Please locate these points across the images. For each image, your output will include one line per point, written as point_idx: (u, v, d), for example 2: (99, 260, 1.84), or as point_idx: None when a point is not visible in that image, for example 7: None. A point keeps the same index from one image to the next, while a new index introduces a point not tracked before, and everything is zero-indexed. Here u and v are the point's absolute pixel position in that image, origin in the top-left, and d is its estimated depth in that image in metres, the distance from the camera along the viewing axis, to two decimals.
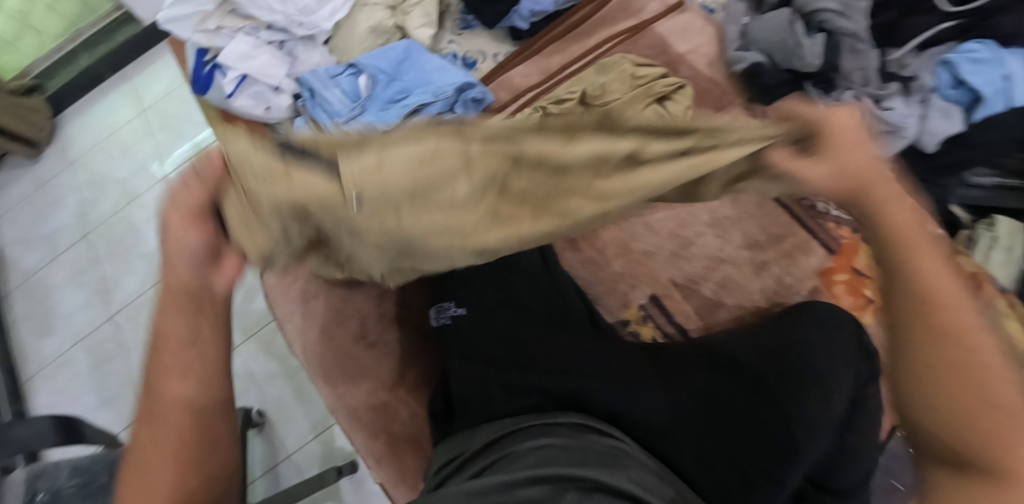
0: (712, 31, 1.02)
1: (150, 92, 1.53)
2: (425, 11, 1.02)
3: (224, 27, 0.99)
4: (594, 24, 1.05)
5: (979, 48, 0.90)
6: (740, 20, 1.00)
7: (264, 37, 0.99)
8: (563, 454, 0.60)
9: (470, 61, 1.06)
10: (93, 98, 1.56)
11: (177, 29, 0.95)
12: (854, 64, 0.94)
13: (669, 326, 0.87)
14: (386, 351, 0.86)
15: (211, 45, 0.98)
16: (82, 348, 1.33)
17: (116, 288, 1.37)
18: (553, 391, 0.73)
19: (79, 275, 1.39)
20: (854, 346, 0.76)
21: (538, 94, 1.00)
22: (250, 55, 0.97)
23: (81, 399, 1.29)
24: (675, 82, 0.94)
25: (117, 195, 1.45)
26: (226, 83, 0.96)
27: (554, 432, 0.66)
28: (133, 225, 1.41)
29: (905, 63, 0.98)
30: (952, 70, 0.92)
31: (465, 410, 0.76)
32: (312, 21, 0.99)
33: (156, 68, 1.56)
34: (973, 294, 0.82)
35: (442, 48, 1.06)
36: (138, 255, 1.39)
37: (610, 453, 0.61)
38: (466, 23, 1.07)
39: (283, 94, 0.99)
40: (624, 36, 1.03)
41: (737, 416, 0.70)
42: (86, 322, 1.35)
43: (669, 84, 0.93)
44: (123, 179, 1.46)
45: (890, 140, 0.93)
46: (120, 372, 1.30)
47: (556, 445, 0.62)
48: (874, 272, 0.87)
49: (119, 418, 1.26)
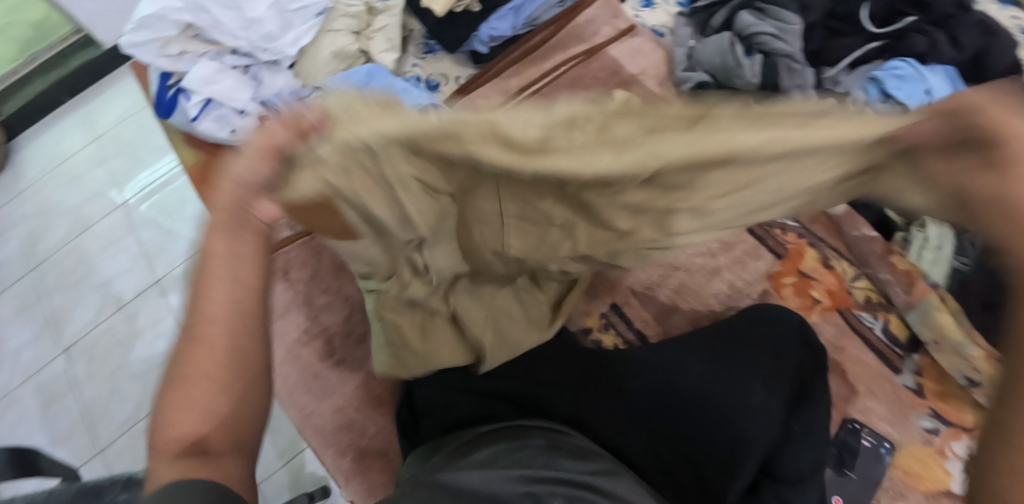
0: (661, 53, 1.09)
1: (107, 117, 1.52)
2: (387, 36, 1.06)
3: (188, 53, 1.00)
4: (550, 48, 1.09)
5: (903, 66, 0.99)
6: (687, 43, 1.07)
7: (229, 62, 1.01)
8: (537, 458, 0.63)
9: (432, 83, 1.09)
10: (45, 124, 1.53)
11: (140, 54, 0.97)
12: (792, 82, 0.99)
13: (630, 332, 0.91)
14: (353, 368, 0.88)
15: (174, 69, 0.99)
16: (32, 385, 1.29)
17: (69, 321, 1.34)
18: (513, 395, 0.76)
19: (28, 310, 1.36)
20: (793, 330, 0.80)
21: None
22: (213, 79, 0.99)
23: (32, 438, 1.25)
24: None
25: (69, 225, 1.42)
26: (190, 106, 0.97)
27: (525, 433, 0.69)
28: (88, 255, 1.39)
29: (839, 81, 1.04)
30: (879, 86, 1.00)
31: (434, 426, 0.77)
32: (276, 47, 1.02)
33: (113, 93, 1.54)
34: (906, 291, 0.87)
35: (405, 71, 1.09)
36: (91, 286, 1.36)
37: (585, 454, 0.65)
38: (429, 47, 1.11)
39: (247, 117, 1.00)
40: (579, 59, 1.08)
41: (694, 411, 0.73)
42: (36, 359, 1.31)
43: None
44: (76, 207, 1.44)
45: None
46: (72, 408, 1.27)
47: (531, 446, 0.66)
48: (819, 274, 0.93)
49: (74, 456, 1.23)
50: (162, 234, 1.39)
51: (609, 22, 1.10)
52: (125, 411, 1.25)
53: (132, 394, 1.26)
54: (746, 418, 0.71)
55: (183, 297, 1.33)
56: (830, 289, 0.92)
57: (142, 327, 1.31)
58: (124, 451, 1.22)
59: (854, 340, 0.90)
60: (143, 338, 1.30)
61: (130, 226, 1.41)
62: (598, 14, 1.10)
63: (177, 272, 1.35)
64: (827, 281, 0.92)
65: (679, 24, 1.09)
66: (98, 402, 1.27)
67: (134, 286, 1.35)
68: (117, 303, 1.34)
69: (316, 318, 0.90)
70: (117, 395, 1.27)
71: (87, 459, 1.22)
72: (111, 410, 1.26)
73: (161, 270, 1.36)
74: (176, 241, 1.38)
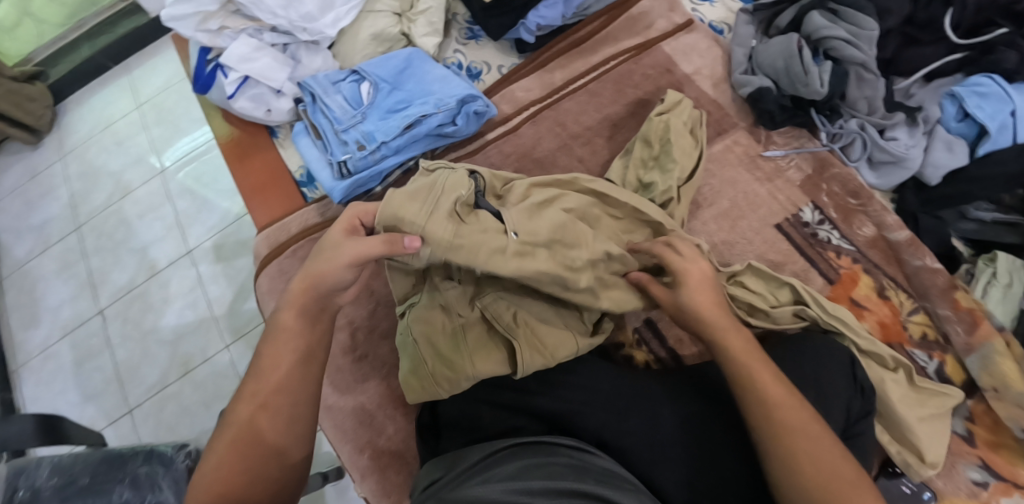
0: (718, 52, 1.01)
1: (151, 84, 1.53)
2: (429, 20, 1.01)
3: (226, 28, 0.98)
4: (599, 41, 1.04)
5: (986, 82, 0.91)
6: (747, 44, 0.99)
7: (268, 40, 0.99)
8: (562, 474, 0.59)
9: (474, 71, 1.04)
10: (93, 89, 1.55)
11: (179, 27, 0.94)
12: (860, 93, 0.92)
13: (662, 350, 0.87)
14: (375, 363, 0.85)
15: (213, 45, 0.98)
16: (69, 341, 1.32)
17: (106, 281, 1.36)
18: (542, 411, 0.72)
19: (68, 268, 1.38)
20: (834, 357, 0.74)
21: (540, 110, 0.99)
22: (251, 56, 0.96)
23: (67, 394, 1.28)
24: (673, 99, 0.92)
25: (112, 187, 1.44)
26: (226, 84, 0.95)
27: (550, 450, 0.64)
28: (127, 218, 1.40)
29: (911, 93, 0.97)
30: (958, 103, 0.92)
31: (457, 433, 0.74)
32: (316, 28, 0.97)
33: (157, 61, 1.55)
34: (968, 331, 0.82)
35: (447, 56, 1.04)
36: (129, 249, 1.38)
37: (609, 475, 0.61)
38: (472, 33, 1.06)
39: (284, 98, 0.98)
40: (631, 53, 1.01)
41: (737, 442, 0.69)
42: (74, 315, 1.34)
43: (670, 100, 0.92)
44: (118, 171, 1.45)
45: (893, 171, 0.92)
46: (105, 368, 1.29)
47: (557, 464, 0.61)
48: (872, 304, 0.86)
49: (104, 414, 1.26)
50: (198, 203, 1.40)
51: (665, 15, 1.04)
52: (155, 375, 1.27)
53: (161, 360, 1.28)
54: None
55: (215, 268, 1.34)
56: (883, 321, 0.85)
57: (175, 294, 1.33)
58: (151, 415, 1.24)
59: None
60: (174, 306, 1.32)
61: (168, 192, 1.41)
62: (654, 6, 1.05)
63: (209, 244, 1.36)
64: (880, 313, 0.86)
65: (741, 21, 1.01)
66: (130, 364, 1.29)
67: (169, 254, 1.36)
68: (151, 269, 1.35)
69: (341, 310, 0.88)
70: (148, 358, 1.29)
71: (116, 418, 1.25)
72: (140, 374, 1.28)
73: (194, 240, 1.36)
74: (211, 210, 1.38)
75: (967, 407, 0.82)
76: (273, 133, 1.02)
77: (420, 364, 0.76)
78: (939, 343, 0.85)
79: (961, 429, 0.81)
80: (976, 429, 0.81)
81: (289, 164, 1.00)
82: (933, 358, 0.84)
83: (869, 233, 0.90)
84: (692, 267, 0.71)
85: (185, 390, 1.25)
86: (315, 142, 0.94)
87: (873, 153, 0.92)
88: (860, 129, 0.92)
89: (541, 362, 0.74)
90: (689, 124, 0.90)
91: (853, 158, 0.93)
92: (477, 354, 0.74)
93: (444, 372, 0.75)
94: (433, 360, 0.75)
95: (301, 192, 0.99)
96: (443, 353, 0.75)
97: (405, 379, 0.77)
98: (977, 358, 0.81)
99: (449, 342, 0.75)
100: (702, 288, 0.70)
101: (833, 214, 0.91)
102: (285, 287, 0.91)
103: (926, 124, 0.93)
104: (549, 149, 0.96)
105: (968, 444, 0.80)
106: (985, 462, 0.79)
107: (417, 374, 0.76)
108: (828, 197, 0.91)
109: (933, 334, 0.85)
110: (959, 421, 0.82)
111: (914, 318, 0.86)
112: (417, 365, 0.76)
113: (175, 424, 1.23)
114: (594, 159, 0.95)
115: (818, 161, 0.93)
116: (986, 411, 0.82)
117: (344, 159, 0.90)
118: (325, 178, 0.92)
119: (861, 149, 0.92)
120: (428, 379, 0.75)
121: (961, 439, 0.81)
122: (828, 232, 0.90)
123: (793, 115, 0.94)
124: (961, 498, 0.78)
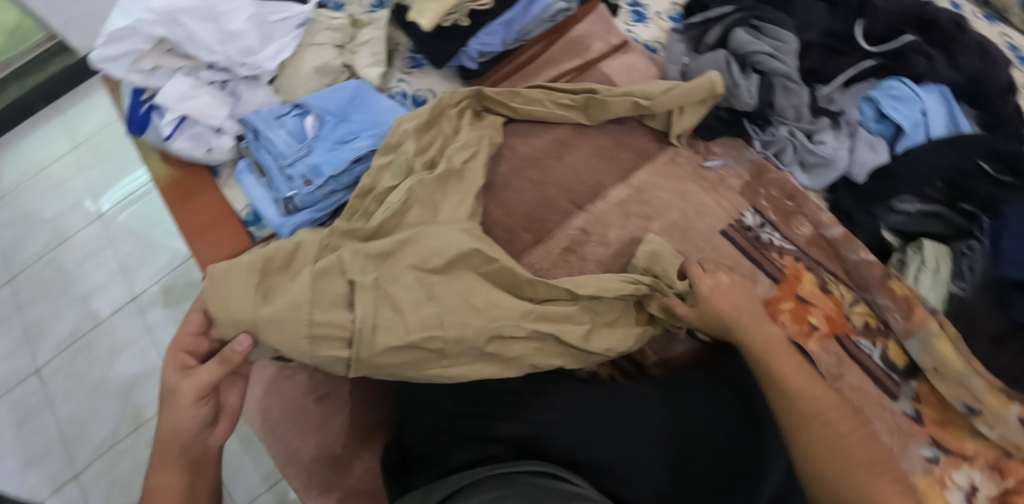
0: (654, 70, 1.06)
1: (86, 124, 1.47)
2: (372, 50, 1.03)
3: (161, 67, 0.95)
4: (540, 64, 1.06)
5: (898, 86, 1.00)
6: (680, 61, 1.04)
7: (205, 78, 0.96)
8: None
9: (419, 99, 1.04)
10: (22, 131, 1.48)
11: (111, 68, 0.91)
12: (787, 102, 0.99)
13: (625, 363, 0.86)
14: (337, 402, 0.82)
15: (147, 85, 0.94)
16: (7, 403, 1.23)
17: (45, 336, 1.28)
18: (511, 436, 0.69)
19: (2, 324, 1.30)
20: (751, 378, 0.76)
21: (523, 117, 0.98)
22: (189, 95, 0.93)
23: (5, 461, 1.19)
24: (582, 89, 0.96)
25: (48, 235, 1.37)
26: (164, 125, 0.92)
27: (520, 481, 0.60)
28: (65, 267, 1.33)
29: (833, 99, 1.03)
30: (874, 106, 1.01)
31: (425, 464, 0.71)
32: (255, 62, 0.97)
33: (94, 100, 1.51)
34: (906, 317, 0.86)
35: (391, 86, 1.05)
36: (69, 299, 1.31)
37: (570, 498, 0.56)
38: (415, 62, 1.07)
39: (225, 136, 0.96)
40: (572, 75, 1.05)
41: (689, 451, 0.67)
42: (11, 375, 1.26)
43: (580, 89, 0.97)
44: (55, 217, 1.38)
45: (823, 172, 0.98)
46: (48, 428, 1.21)
47: (521, 492, 0.57)
48: (817, 299, 0.90)
49: (48, 479, 1.17)
50: (143, 245, 1.34)
51: (602, 37, 1.07)
52: (104, 432, 1.20)
53: (111, 414, 1.21)
54: (752, 476, 0.67)
55: (164, 314, 1.28)
56: (829, 314, 0.89)
57: (122, 343, 1.26)
58: (102, 474, 1.16)
59: (853, 367, 0.86)
60: (123, 355, 1.25)
61: (110, 237, 1.35)
62: (591, 29, 1.07)
63: (156, 289, 1.30)
64: (825, 306, 0.90)
65: (673, 40, 1.06)
66: (75, 423, 1.21)
67: (113, 302, 1.30)
68: (94, 320, 1.28)
69: None
70: (95, 414, 1.21)
71: (61, 483, 1.16)
72: (90, 429, 1.20)
73: (140, 285, 1.30)
74: (158, 252, 1.33)
75: (913, 388, 0.86)
76: (216, 174, 0.99)
77: (301, 246, 0.74)
78: (881, 330, 0.89)
79: (909, 409, 0.85)
80: (923, 408, 0.85)
81: (235, 203, 0.97)
82: (877, 345, 0.88)
83: (807, 232, 0.94)
84: (707, 277, 0.81)
85: (138, 445, 1.18)
86: (261, 179, 0.93)
87: (804, 157, 0.98)
88: (790, 135, 0.98)
89: (429, 328, 0.70)
90: (614, 93, 0.95)
91: (787, 162, 0.98)
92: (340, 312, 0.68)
93: (304, 322, 0.67)
94: (318, 284, 0.69)
95: (249, 231, 0.95)
96: (335, 275, 0.70)
97: (257, 333, 0.66)
98: (915, 341, 0.85)
99: (338, 286, 0.70)
100: (718, 294, 0.79)
101: (773, 217, 0.95)
102: None
103: (849, 127, 1.00)
104: (502, 172, 0.96)
105: (917, 424, 0.84)
106: (934, 439, 0.82)
107: (266, 330, 0.66)
108: (767, 201, 0.96)
109: (875, 321, 0.89)
110: (906, 402, 0.85)
111: (857, 308, 0.90)
112: (294, 290, 0.68)
113: (129, 482, 1.16)
114: (545, 181, 0.96)
115: (756, 167, 0.97)
116: (931, 390, 0.85)
117: (291, 196, 0.89)
118: (271, 215, 0.90)
119: (792, 154, 0.98)
120: (279, 326, 0.66)
121: (911, 419, 0.84)
122: (770, 233, 0.94)
123: (729, 126, 1.00)
124: (919, 476, 0.80)
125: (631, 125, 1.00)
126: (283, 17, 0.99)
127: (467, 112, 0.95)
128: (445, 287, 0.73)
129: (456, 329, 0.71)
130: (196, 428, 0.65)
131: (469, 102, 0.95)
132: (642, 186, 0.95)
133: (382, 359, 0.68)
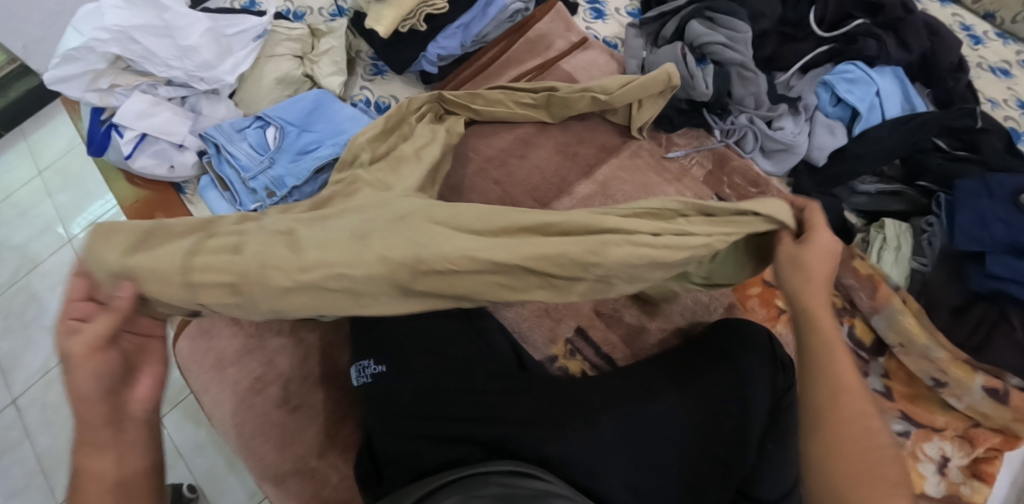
0: (615, 66, 1.07)
1: (51, 149, 1.46)
2: (332, 59, 1.03)
3: (118, 86, 0.94)
4: (502, 65, 1.06)
5: (852, 69, 1.01)
6: (639, 55, 1.06)
7: (164, 94, 0.96)
8: None
9: (382, 105, 1.05)
10: None
11: (67, 88, 0.90)
12: (745, 90, 1.00)
13: (597, 357, 0.87)
14: (311, 413, 0.82)
15: (105, 104, 0.94)
16: None
17: (19, 365, 1.26)
18: (480, 436, 0.70)
19: None
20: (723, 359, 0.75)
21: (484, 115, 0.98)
22: (148, 112, 0.92)
23: None
24: (545, 87, 0.97)
25: (16, 262, 1.35)
26: (123, 144, 0.91)
27: (481, 482, 0.60)
28: (36, 294, 1.32)
29: (791, 85, 1.06)
30: (830, 90, 1.02)
31: (397, 467, 0.72)
32: (214, 75, 0.96)
33: (57, 123, 1.49)
34: (870, 295, 0.87)
35: (354, 94, 1.06)
36: (43, 328, 1.29)
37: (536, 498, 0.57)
38: (377, 69, 1.08)
39: (187, 151, 0.95)
40: (534, 74, 1.04)
41: (656, 440, 0.69)
42: None
43: (542, 87, 0.97)
44: (22, 244, 1.36)
45: (785, 157, 0.99)
46: (26, 460, 1.19)
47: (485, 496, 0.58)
48: None
49: None
50: None
51: (562, 35, 1.08)
52: None
53: None
54: (718, 458, 0.69)
55: None
56: None
57: None
58: None
59: None
60: None
61: None
62: (551, 27, 1.08)
63: None
64: None
65: (631, 35, 1.08)
66: (55, 453, 1.19)
67: None
68: None
69: (269, 363, 0.85)
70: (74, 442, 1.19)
71: None
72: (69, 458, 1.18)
73: None
74: None
75: (882, 365, 0.87)
76: (181, 190, 0.99)
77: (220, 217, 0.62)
78: (847, 309, 0.90)
79: (878, 385, 0.86)
80: (892, 384, 0.86)
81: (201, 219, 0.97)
82: (844, 323, 0.89)
83: None
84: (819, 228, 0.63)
85: None
86: (224, 193, 0.93)
87: (765, 143, 0.99)
88: (750, 123, 1.00)
89: (328, 266, 0.58)
90: (575, 89, 0.95)
91: (748, 149, 1.00)
92: (227, 257, 0.58)
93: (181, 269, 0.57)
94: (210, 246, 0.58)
95: None
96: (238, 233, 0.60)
97: (139, 284, 0.56)
98: (881, 318, 0.86)
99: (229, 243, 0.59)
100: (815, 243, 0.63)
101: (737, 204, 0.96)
102: (207, 348, 0.86)
103: (807, 112, 1.02)
104: (467, 175, 0.96)
105: (887, 399, 0.85)
106: (904, 414, 0.84)
107: (145, 279, 0.56)
108: (730, 189, 0.96)
109: (841, 301, 0.90)
110: (875, 379, 0.87)
111: None
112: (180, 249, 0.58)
113: None
114: (510, 180, 0.96)
115: (717, 155, 0.99)
116: (899, 366, 0.87)
117: (255, 209, 0.90)
118: None
119: (753, 141, 1.00)
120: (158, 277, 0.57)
121: (881, 395, 0.86)
122: None
123: (689, 116, 1.01)
124: None
125: (593, 120, 1.01)
126: (239, 30, 0.98)
127: (428, 116, 0.94)
128: (377, 227, 0.60)
129: (366, 265, 0.58)
130: (105, 391, 0.54)
131: (429, 107, 0.95)
132: (606, 180, 0.96)
133: (285, 303, 0.59)
